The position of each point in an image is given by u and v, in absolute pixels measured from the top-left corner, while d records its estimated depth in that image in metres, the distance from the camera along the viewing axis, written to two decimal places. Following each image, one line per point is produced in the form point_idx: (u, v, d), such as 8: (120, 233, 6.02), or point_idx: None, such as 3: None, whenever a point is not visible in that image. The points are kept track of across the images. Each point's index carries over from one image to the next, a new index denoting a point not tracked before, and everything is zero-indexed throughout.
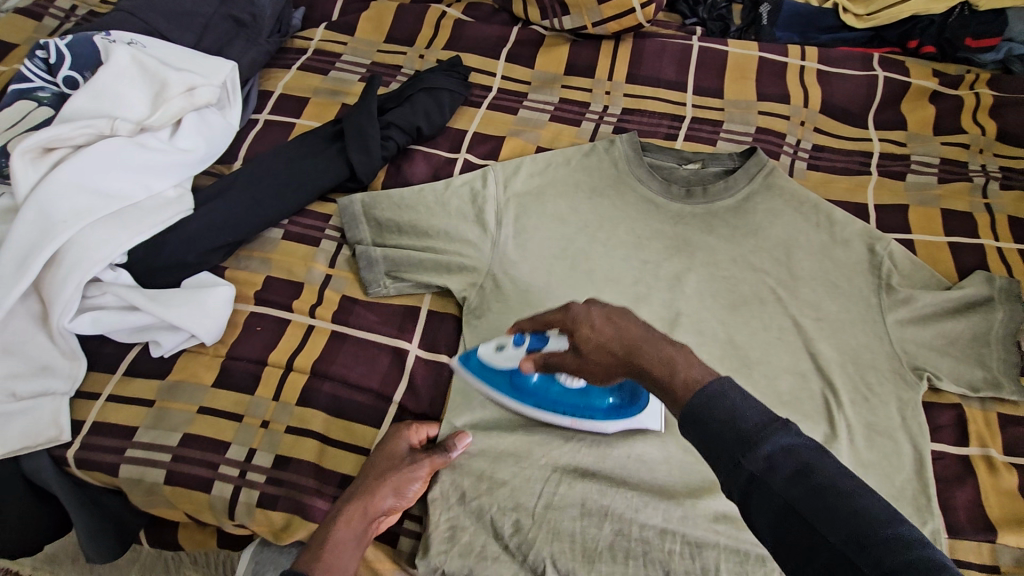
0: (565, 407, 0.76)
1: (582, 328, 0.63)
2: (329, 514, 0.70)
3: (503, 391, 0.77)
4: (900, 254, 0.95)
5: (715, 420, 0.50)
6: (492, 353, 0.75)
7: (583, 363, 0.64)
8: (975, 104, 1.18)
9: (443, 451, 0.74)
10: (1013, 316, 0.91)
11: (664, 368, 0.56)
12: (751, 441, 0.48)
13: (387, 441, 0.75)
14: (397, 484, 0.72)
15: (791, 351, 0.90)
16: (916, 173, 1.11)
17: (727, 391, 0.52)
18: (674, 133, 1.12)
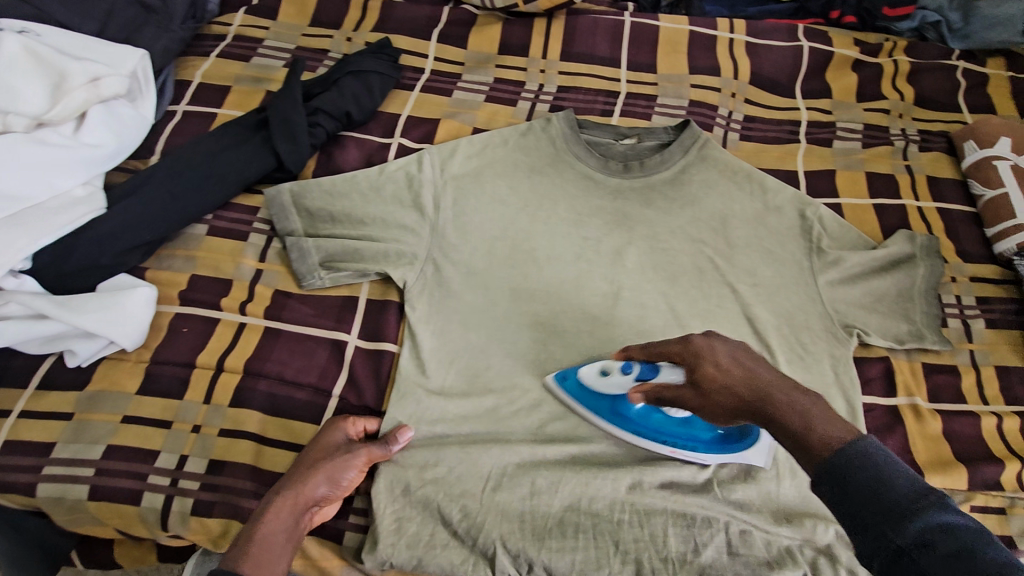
0: (668, 436, 0.75)
1: (705, 365, 0.63)
2: (258, 508, 0.67)
3: (603, 416, 0.77)
4: (829, 218, 0.99)
5: (859, 479, 0.50)
6: (597, 377, 0.76)
7: (706, 399, 0.63)
8: (893, 71, 1.24)
9: (384, 441, 0.73)
10: (933, 270, 0.97)
11: (801, 421, 0.55)
12: (898, 512, 0.47)
13: (327, 432, 0.73)
14: (332, 473, 0.69)
15: (730, 318, 0.92)
16: (842, 140, 1.15)
17: (871, 457, 0.51)
18: (610, 109, 1.12)
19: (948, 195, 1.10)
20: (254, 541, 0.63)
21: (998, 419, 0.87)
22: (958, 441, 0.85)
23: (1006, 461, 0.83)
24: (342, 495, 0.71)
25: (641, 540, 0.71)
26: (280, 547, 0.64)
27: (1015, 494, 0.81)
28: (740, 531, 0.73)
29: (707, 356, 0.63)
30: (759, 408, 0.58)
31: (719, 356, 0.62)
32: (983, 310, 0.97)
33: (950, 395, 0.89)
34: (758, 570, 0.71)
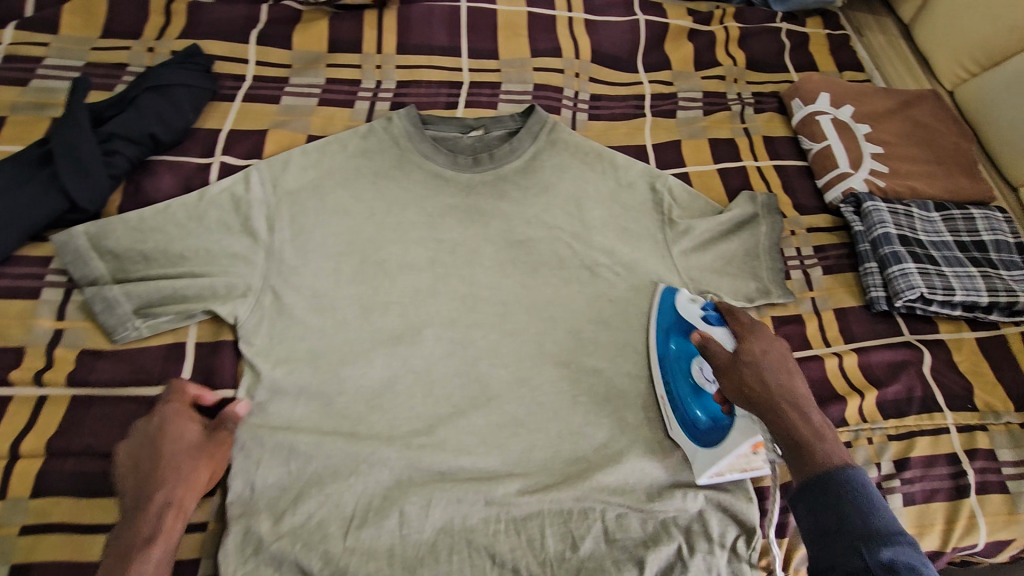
0: (672, 382, 0.80)
1: (755, 348, 0.73)
2: (119, 532, 0.62)
3: (660, 329, 0.85)
4: (677, 187, 1.02)
5: (845, 505, 0.59)
6: (686, 299, 0.83)
7: (737, 368, 0.72)
8: (725, 37, 1.29)
9: (224, 418, 0.71)
10: (775, 226, 1.02)
11: (811, 428, 0.67)
12: (875, 539, 0.55)
13: (164, 424, 0.69)
14: (195, 474, 0.67)
15: (591, 298, 0.91)
16: (684, 109, 1.19)
17: (859, 486, 0.60)
18: (454, 101, 1.07)
19: (782, 153, 1.17)
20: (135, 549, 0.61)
21: (838, 358, 0.93)
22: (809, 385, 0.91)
23: (848, 397, 0.89)
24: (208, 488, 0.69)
25: (518, 548, 0.71)
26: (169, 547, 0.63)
27: (859, 426, 0.88)
28: (617, 516, 0.74)
29: (760, 341, 0.74)
30: (777, 403, 0.68)
31: (767, 349, 0.73)
32: (820, 259, 1.04)
33: (797, 343, 0.95)
34: (634, 552, 0.72)
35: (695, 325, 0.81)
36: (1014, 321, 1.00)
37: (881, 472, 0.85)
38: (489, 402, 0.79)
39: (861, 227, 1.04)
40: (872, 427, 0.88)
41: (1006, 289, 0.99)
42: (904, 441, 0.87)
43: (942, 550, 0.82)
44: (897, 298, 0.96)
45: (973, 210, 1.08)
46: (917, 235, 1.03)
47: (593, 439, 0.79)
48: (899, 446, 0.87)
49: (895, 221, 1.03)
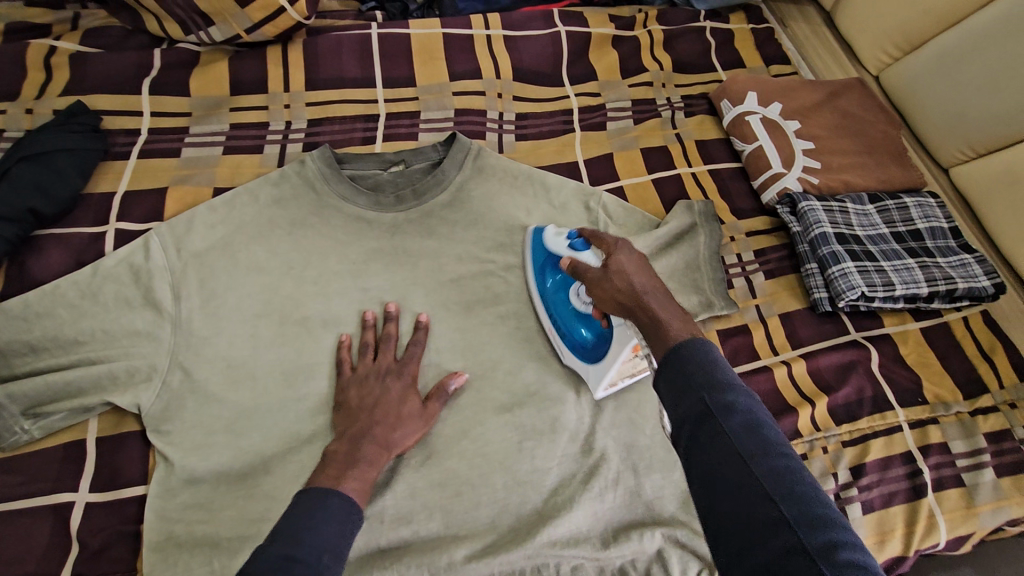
0: (554, 314, 0.84)
1: (617, 256, 0.69)
2: (360, 427, 0.70)
3: (535, 270, 0.88)
4: (612, 204, 1.00)
5: (693, 360, 0.53)
6: (551, 233, 0.84)
7: (604, 278, 0.68)
8: (650, 42, 1.27)
9: (441, 389, 0.77)
10: (713, 236, 1.01)
11: (671, 313, 0.60)
12: (721, 390, 0.51)
13: (401, 365, 0.78)
14: (407, 396, 0.75)
15: (531, 332, 0.86)
16: (613, 120, 1.17)
17: (710, 348, 0.55)
18: (371, 135, 1.02)
19: (715, 156, 1.16)
20: (340, 472, 0.64)
21: (787, 366, 0.91)
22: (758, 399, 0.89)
23: (800, 407, 0.87)
24: (430, 420, 0.75)
25: None
26: (372, 479, 0.66)
27: (813, 436, 0.86)
28: (572, 567, 0.71)
29: (624, 250, 0.69)
30: (640, 301, 0.63)
31: (634, 257, 0.68)
32: (761, 263, 1.02)
33: (745, 355, 0.93)
34: None
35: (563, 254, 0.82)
36: (954, 307, 1.01)
37: (839, 481, 0.83)
38: (428, 462, 0.74)
39: (799, 228, 1.02)
40: (826, 435, 0.87)
41: (946, 278, 0.98)
42: (859, 445, 0.86)
43: (906, 555, 0.80)
44: (840, 299, 0.94)
45: (906, 198, 1.08)
46: (854, 230, 1.02)
47: (542, 487, 0.75)
48: (854, 452, 0.86)
49: (831, 219, 1.02)
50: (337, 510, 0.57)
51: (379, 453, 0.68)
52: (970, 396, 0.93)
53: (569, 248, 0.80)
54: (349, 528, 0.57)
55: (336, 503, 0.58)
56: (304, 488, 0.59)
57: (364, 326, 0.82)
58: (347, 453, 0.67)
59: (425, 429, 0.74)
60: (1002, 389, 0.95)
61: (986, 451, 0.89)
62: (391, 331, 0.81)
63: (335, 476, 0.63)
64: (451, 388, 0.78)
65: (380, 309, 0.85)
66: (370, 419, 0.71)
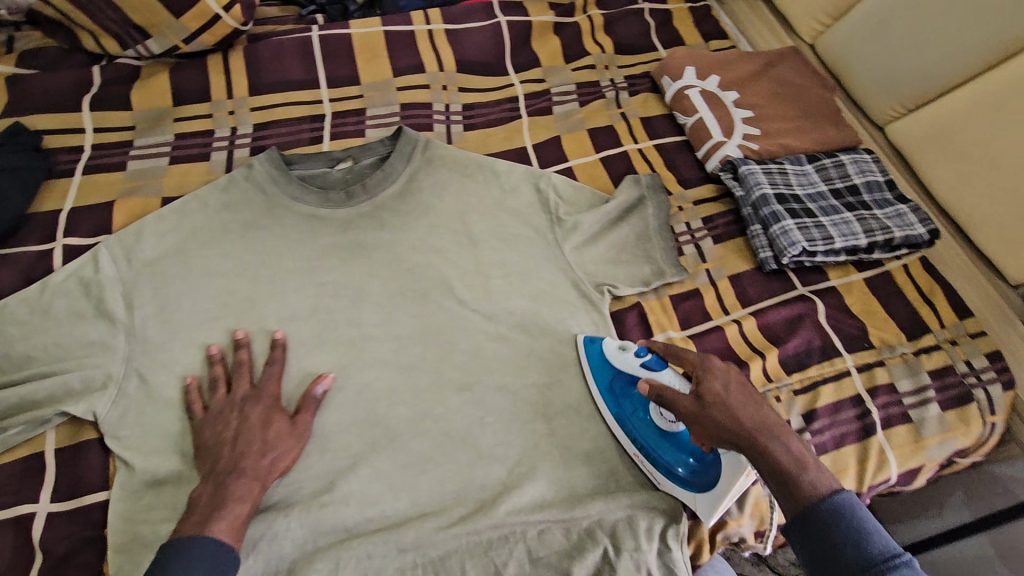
0: (638, 437, 0.77)
1: (711, 384, 0.68)
2: (222, 465, 0.69)
3: (606, 395, 0.81)
4: (561, 184, 1.02)
5: (841, 537, 0.57)
6: (615, 350, 0.80)
7: (702, 413, 0.67)
8: (590, 26, 1.30)
9: (309, 397, 0.76)
10: (662, 207, 1.03)
11: (794, 463, 0.63)
12: (872, 568, 0.55)
13: (261, 388, 0.76)
14: (272, 418, 0.73)
15: (488, 313, 0.88)
16: (559, 104, 1.19)
17: (850, 512, 0.59)
18: (318, 135, 1.03)
19: (660, 132, 1.19)
20: (209, 516, 0.63)
21: (737, 325, 0.95)
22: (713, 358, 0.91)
23: (751, 361, 0.90)
24: (302, 435, 0.74)
25: None
26: (248, 514, 0.66)
27: (766, 387, 0.89)
28: (538, 532, 0.72)
29: (717, 378, 0.68)
30: (755, 442, 0.64)
31: (728, 385, 0.68)
32: (709, 230, 1.06)
33: (697, 317, 0.96)
34: (560, 566, 0.71)
35: (635, 374, 0.78)
36: (895, 256, 1.05)
37: (793, 427, 0.86)
38: (391, 443, 0.76)
39: (741, 192, 1.06)
40: (778, 385, 0.89)
41: (883, 228, 1.03)
42: (810, 393, 0.89)
43: (860, 490, 0.86)
44: (784, 256, 0.98)
45: (842, 156, 1.13)
46: (794, 190, 1.06)
47: (505, 460, 0.77)
48: (806, 399, 0.89)
49: (770, 181, 1.05)
50: (203, 557, 0.60)
51: (251, 487, 0.67)
52: (915, 337, 0.98)
53: (643, 367, 0.77)
54: (217, 572, 0.60)
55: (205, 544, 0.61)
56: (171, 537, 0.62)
57: (214, 360, 0.78)
58: (211, 494, 0.66)
59: (300, 446, 0.73)
60: (943, 328, 1.00)
61: (930, 387, 0.93)
62: (244, 358, 0.78)
63: (205, 520, 0.63)
64: (320, 394, 0.76)
65: (229, 340, 0.81)
66: (256, 439, 0.71)
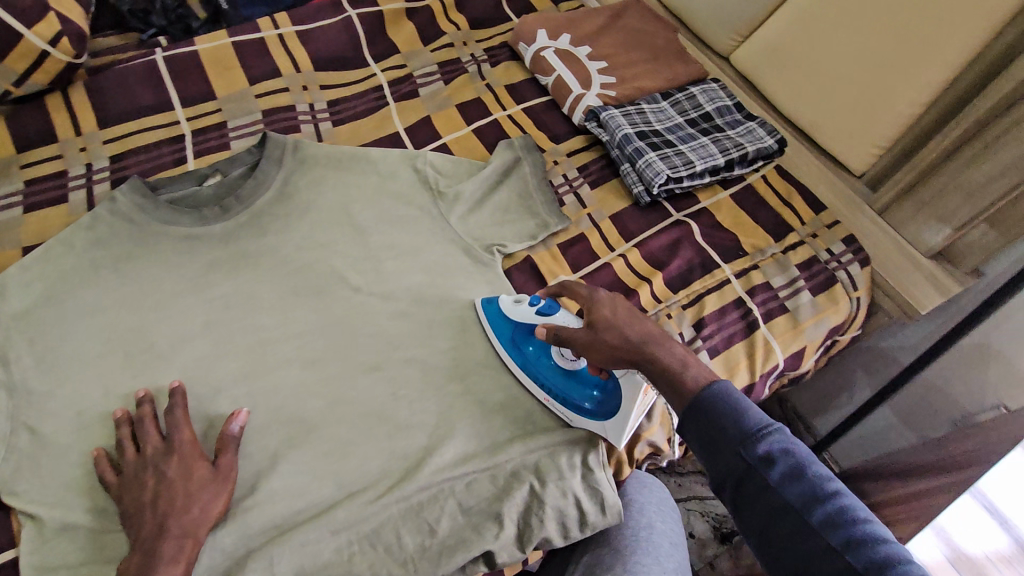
0: (545, 381, 0.80)
1: (600, 312, 0.75)
2: (143, 533, 0.65)
3: (510, 350, 0.84)
4: (437, 159, 1.05)
5: (721, 417, 0.64)
6: (511, 304, 0.84)
7: (595, 338, 0.73)
8: (442, 7, 1.34)
9: (226, 436, 0.73)
10: (537, 164, 1.09)
11: (678, 362, 0.70)
12: (751, 438, 0.62)
13: (170, 441, 0.70)
14: (188, 469, 0.69)
15: (384, 294, 0.90)
16: (424, 85, 1.22)
17: (727, 393, 0.65)
18: (182, 155, 1.01)
19: (526, 96, 1.25)
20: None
21: (623, 258, 1.01)
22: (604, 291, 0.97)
23: (639, 287, 0.97)
24: (228, 478, 0.71)
25: (379, 557, 0.71)
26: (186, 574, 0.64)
27: (657, 308, 0.96)
28: (466, 485, 0.75)
29: (604, 306, 0.75)
30: (643, 351, 0.71)
31: (615, 309, 0.75)
32: (585, 177, 1.12)
33: (586, 259, 1.01)
34: (490, 509, 0.74)
35: (533, 322, 0.81)
36: (753, 169, 1.16)
37: (685, 338, 0.93)
38: (308, 434, 0.77)
39: (607, 137, 1.13)
40: (668, 304, 0.96)
41: (736, 145, 1.12)
42: (696, 305, 0.97)
43: (754, 381, 0.95)
44: (652, 187, 1.05)
45: (692, 89, 1.22)
46: (652, 126, 1.14)
47: (423, 426, 0.79)
48: (693, 311, 0.97)
49: (630, 122, 1.13)
50: None
51: (182, 545, 0.64)
52: (780, 238, 1.08)
53: (539, 312, 0.81)
54: None
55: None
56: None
57: (118, 427, 0.73)
58: (139, 562, 0.63)
59: (228, 488, 0.70)
60: (803, 225, 1.10)
61: (800, 278, 1.03)
62: (147, 413, 0.73)
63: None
64: (236, 431, 0.73)
65: (111, 411, 0.76)
66: (173, 493, 0.67)
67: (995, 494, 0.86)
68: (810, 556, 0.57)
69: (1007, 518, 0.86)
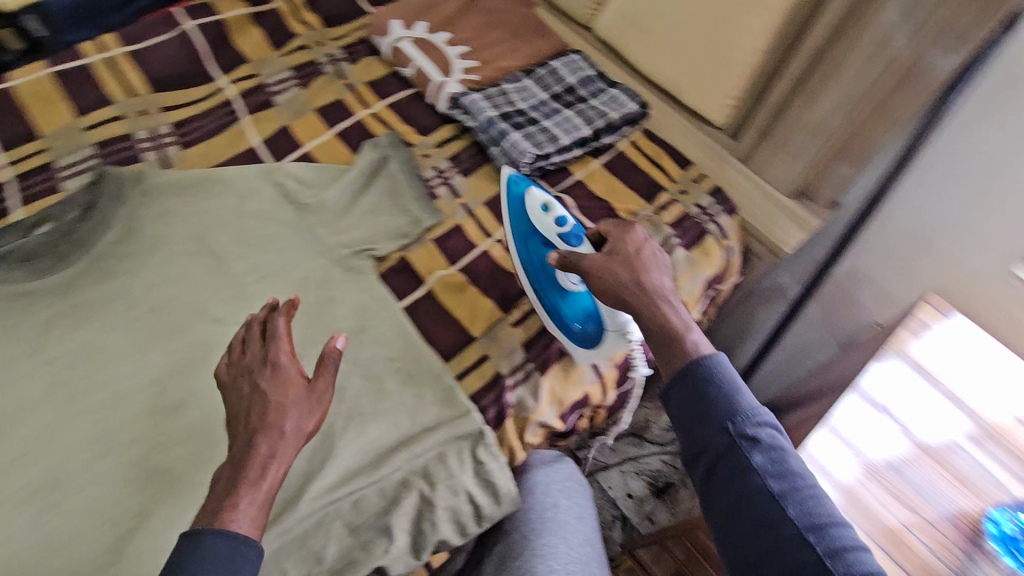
0: (539, 287, 0.89)
1: (623, 248, 0.80)
2: (234, 440, 0.63)
3: (521, 247, 0.92)
4: (296, 169, 1.02)
5: (713, 392, 0.66)
6: (539, 211, 0.89)
7: (609, 271, 0.79)
8: (290, 9, 1.28)
9: (324, 357, 0.67)
10: (404, 160, 1.06)
11: (682, 323, 0.74)
12: (739, 420, 0.64)
13: (270, 352, 0.66)
14: (286, 386, 0.65)
15: (250, 323, 0.87)
16: (279, 93, 1.16)
17: (724, 374, 0.68)
18: (6, 205, 0.93)
19: (389, 90, 1.20)
20: (224, 503, 0.59)
21: (502, 243, 1.00)
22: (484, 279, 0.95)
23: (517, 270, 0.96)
24: (323, 399, 0.66)
25: None
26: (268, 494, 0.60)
27: None
28: (353, 503, 0.73)
29: (632, 246, 0.80)
30: (648, 300, 0.76)
31: (637, 254, 0.80)
32: (456, 166, 1.10)
33: (462, 249, 0.98)
34: (379, 523, 0.73)
35: (553, 238, 0.88)
36: (622, 135, 1.17)
37: None
38: (179, 483, 0.73)
39: (472, 121, 1.11)
40: None
41: (600, 113, 1.13)
42: None
43: None
44: (521, 165, 1.05)
45: (553, 63, 1.21)
46: (517, 105, 1.13)
47: (303, 452, 0.76)
48: None
49: (493, 104, 1.12)
50: (220, 552, 0.56)
51: (269, 467, 0.61)
52: (653, 199, 1.11)
53: (565, 237, 0.86)
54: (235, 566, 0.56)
55: (212, 544, 0.56)
56: (187, 531, 0.58)
57: (245, 322, 0.71)
58: (230, 475, 0.60)
59: (320, 410, 0.66)
60: (673, 183, 1.14)
61: (673, 236, 1.06)
62: (256, 318, 0.71)
63: (222, 506, 0.59)
64: (335, 352, 0.68)
65: None
66: (253, 412, 0.63)
67: (875, 391, 0.86)
68: (771, 542, 0.60)
69: (896, 417, 0.83)
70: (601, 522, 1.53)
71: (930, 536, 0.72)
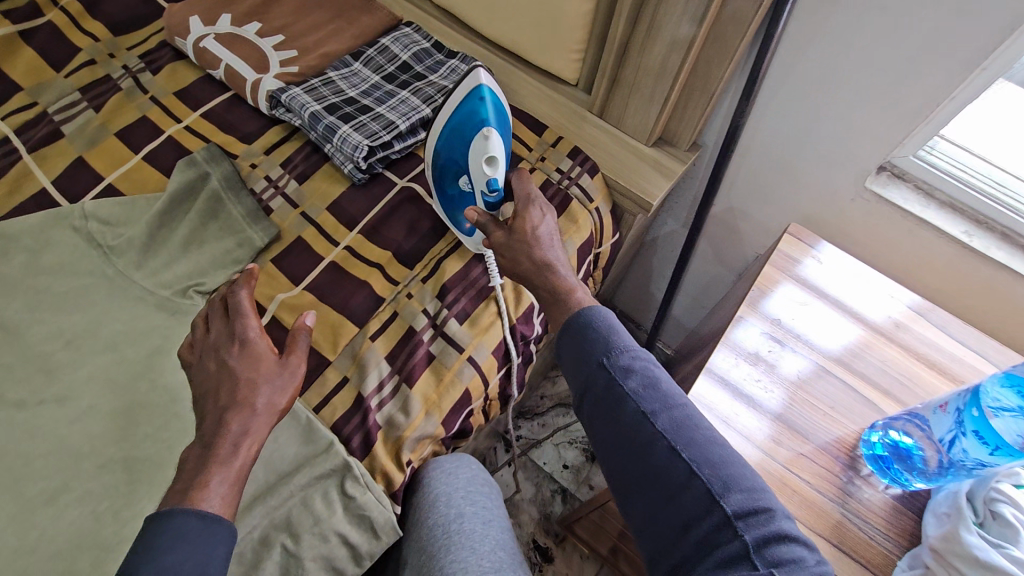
0: (444, 156, 0.86)
1: (526, 223, 0.76)
2: (206, 419, 0.63)
3: (448, 126, 0.84)
4: (93, 208, 0.90)
5: (593, 332, 0.63)
6: (480, 146, 0.81)
7: (509, 243, 0.75)
8: (69, 19, 1.10)
9: (298, 330, 0.71)
10: (224, 175, 0.93)
11: (573, 280, 0.70)
12: (615, 353, 0.61)
13: (237, 333, 0.68)
14: (258, 357, 0.67)
15: (62, 395, 0.79)
16: (67, 121, 1.00)
17: (602, 316, 0.64)
18: None
19: (203, 98, 1.05)
20: (194, 481, 0.58)
21: (351, 250, 0.91)
22: (333, 295, 0.86)
23: (369, 277, 0.88)
24: (296, 370, 0.69)
25: None
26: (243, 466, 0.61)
27: (395, 292, 0.87)
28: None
29: (540, 225, 0.76)
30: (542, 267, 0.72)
31: (543, 228, 0.76)
32: (291, 172, 0.97)
33: (305, 266, 0.89)
34: None
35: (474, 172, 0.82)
36: None
37: (431, 313, 0.86)
38: None
39: (298, 120, 0.99)
40: (405, 284, 0.88)
41: (439, 89, 1.02)
42: (436, 275, 0.89)
43: (512, 327, 0.89)
44: (358, 162, 0.93)
45: (383, 40, 1.09)
46: (345, 94, 1.01)
47: None
48: (433, 281, 0.88)
49: (316, 97, 0.99)
50: (185, 528, 0.54)
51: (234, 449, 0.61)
52: None
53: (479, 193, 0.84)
54: (207, 538, 0.54)
55: (185, 521, 0.54)
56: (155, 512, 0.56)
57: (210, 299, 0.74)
58: (201, 453, 0.60)
59: (294, 382, 0.68)
60: (530, 151, 1.08)
61: None
62: (220, 298, 0.73)
63: (191, 486, 0.58)
64: (304, 328, 0.72)
65: None
66: (221, 394, 0.64)
67: (778, 311, 0.84)
68: (652, 471, 0.57)
69: (798, 332, 0.82)
70: (538, 501, 1.44)
71: (810, 470, 0.71)
